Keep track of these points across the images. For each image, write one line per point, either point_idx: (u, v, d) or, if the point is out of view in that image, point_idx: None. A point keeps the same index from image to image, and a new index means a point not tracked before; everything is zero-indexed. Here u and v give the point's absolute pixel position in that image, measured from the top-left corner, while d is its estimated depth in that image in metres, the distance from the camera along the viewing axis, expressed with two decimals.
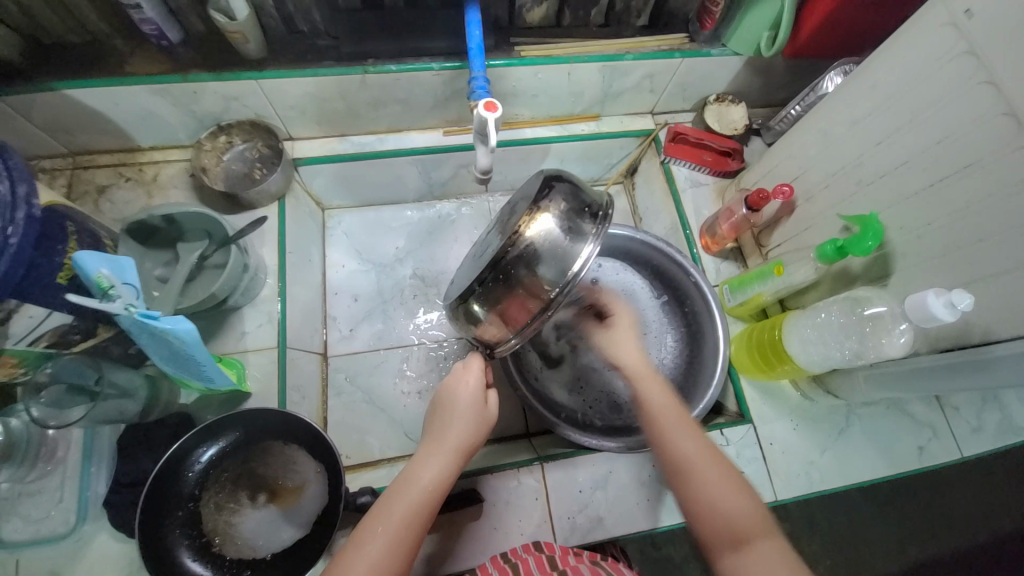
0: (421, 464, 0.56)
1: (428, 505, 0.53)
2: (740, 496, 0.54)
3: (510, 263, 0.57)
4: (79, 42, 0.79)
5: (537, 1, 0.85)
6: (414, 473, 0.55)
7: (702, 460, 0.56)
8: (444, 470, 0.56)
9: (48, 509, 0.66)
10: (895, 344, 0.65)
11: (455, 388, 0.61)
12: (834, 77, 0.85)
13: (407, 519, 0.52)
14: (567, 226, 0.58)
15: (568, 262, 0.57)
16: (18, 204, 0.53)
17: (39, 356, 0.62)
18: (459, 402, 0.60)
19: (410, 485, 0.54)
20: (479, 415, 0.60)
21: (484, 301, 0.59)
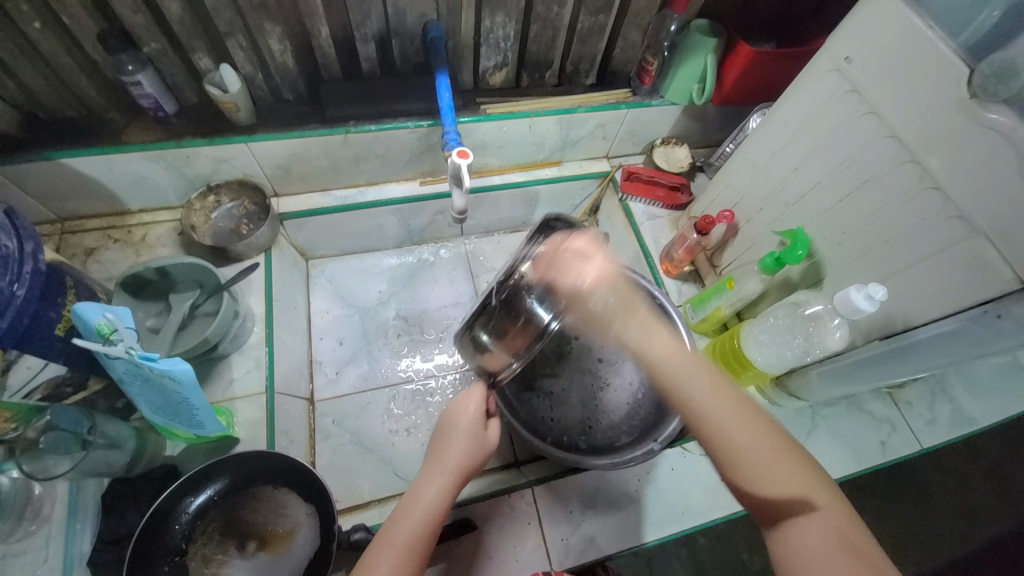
0: (424, 487, 0.58)
1: (427, 529, 0.55)
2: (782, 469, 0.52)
3: (511, 297, 0.64)
4: (74, 116, 0.85)
5: (497, 67, 0.98)
6: (417, 494, 0.57)
7: (745, 430, 0.54)
8: (443, 491, 0.58)
9: (35, 569, 0.64)
10: (834, 338, 0.74)
11: (456, 412, 0.64)
12: (756, 118, 1.00)
13: (412, 538, 0.54)
14: (561, 261, 0.63)
15: (560, 293, 0.64)
16: (26, 259, 0.57)
17: (31, 410, 0.63)
18: (462, 423, 0.63)
19: (413, 506, 0.57)
20: (481, 442, 0.63)
21: (490, 330, 0.67)
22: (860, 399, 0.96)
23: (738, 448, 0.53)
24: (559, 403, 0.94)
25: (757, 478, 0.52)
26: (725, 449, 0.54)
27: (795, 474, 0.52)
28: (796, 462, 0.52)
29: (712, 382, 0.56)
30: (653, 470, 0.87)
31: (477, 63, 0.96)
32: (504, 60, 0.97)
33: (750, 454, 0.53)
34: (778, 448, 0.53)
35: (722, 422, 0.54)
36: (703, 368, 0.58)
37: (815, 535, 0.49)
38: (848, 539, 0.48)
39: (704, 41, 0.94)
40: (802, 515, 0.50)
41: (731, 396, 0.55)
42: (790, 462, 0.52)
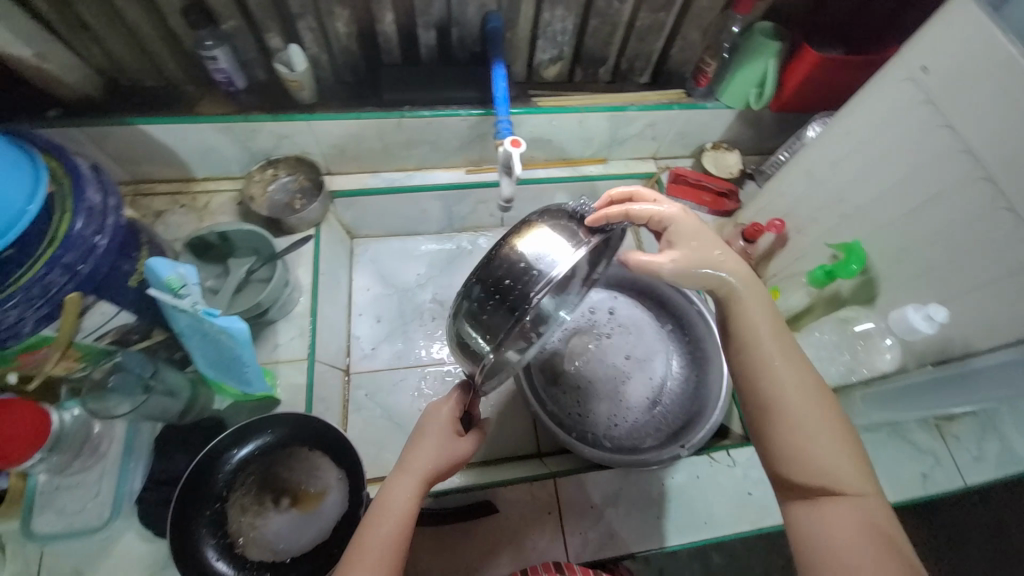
0: (395, 486, 0.60)
1: (398, 531, 0.57)
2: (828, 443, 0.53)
3: (497, 275, 0.56)
4: (154, 85, 0.91)
5: (552, 60, 0.98)
6: (389, 496, 0.59)
7: (798, 403, 0.55)
8: (412, 495, 0.59)
9: (86, 502, 0.71)
10: (884, 359, 0.76)
11: (429, 418, 0.65)
12: (815, 128, 0.96)
13: (387, 540, 0.57)
14: (558, 237, 0.56)
15: (552, 270, 0.55)
16: (110, 213, 0.61)
17: (101, 352, 0.68)
18: (435, 427, 0.64)
19: (384, 512, 0.58)
20: (455, 450, 0.63)
21: (471, 314, 0.58)
22: (903, 427, 0.92)
23: (793, 422, 0.54)
24: (587, 400, 0.94)
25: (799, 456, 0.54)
26: (777, 422, 0.55)
27: (838, 461, 0.53)
28: (841, 449, 0.53)
29: (785, 353, 0.57)
30: (678, 475, 0.86)
31: (532, 55, 0.97)
32: (560, 54, 0.97)
33: (800, 430, 0.54)
34: (826, 431, 0.54)
35: (783, 392, 0.55)
36: (775, 331, 0.59)
37: (843, 520, 0.51)
38: (878, 532, 0.50)
39: (768, 46, 0.91)
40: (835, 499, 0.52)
41: (799, 369, 0.56)
42: (835, 449, 0.53)
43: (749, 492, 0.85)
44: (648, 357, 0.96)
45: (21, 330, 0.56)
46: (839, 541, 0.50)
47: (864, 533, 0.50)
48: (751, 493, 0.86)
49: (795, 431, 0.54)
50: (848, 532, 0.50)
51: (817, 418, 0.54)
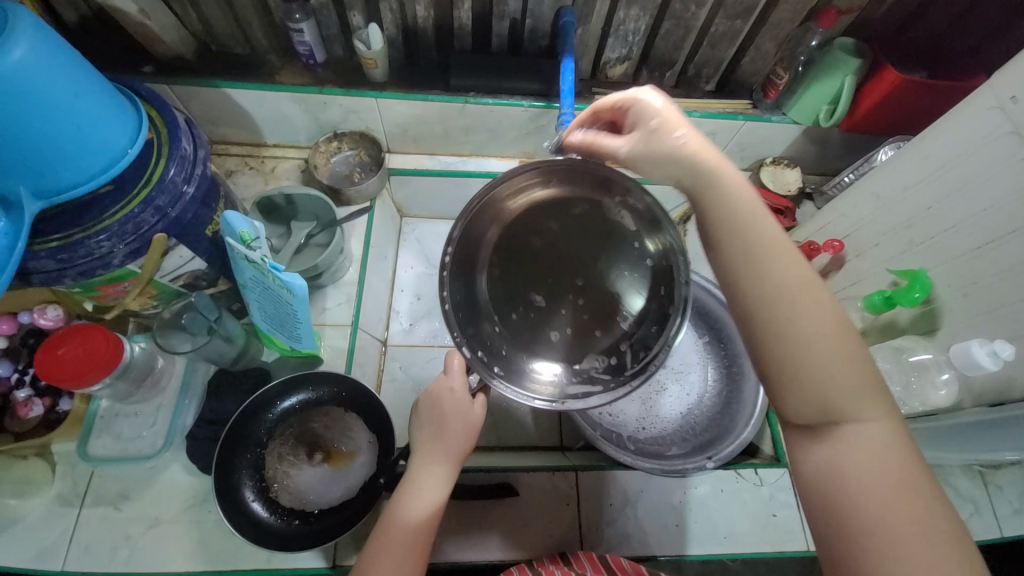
0: (425, 482, 0.60)
1: (419, 532, 0.58)
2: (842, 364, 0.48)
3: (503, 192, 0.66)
4: (239, 52, 0.97)
5: (620, 60, 0.99)
6: (405, 501, 0.59)
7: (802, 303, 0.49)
8: (432, 499, 0.59)
9: (142, 430, 0.78)
10: (939, 395, 0.73)
11: (441, 404, 0.63)
12: (888, 151, 0.95)
13: (407, 543, 0.57)
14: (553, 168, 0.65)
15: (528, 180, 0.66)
16: (198, 163, 0.66)
17: (172, 294, 0.74)
18: (446, 416, 0.62)
19: (402, 517, 0.58)
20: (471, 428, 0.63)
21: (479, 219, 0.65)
22: (945, 471, 0.87)
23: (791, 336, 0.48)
24: (614, 401, 0.94)
25: (800, 379, 0.47)
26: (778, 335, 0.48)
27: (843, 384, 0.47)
28: (852, 367, 0.48)
29: (775, 254, 0.51)
30: (701, 485, 0.85)
31: (600, 53, 0.98)
32: (628, 54, 0.97)
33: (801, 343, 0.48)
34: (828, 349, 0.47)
35: (774, 293, 0.49)
36: (763, 228, 0.52)
37: (854, 455, 0.46)
38: (893, 464, 0.46)
39: (846, 62, 0.89)
40: (843, 430, 0.47)
41: (790, 276, 0.49)
42: (838, 371, 0.47)
43: (773, 514, 0.84)
44: (681, 365, 0.95)
45: (111, 261, 0.61)
46: (860, 471, 0.46)
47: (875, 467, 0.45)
48: (775, 515, 0.84)
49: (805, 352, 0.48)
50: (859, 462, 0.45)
51: (820, 336, 0.47)
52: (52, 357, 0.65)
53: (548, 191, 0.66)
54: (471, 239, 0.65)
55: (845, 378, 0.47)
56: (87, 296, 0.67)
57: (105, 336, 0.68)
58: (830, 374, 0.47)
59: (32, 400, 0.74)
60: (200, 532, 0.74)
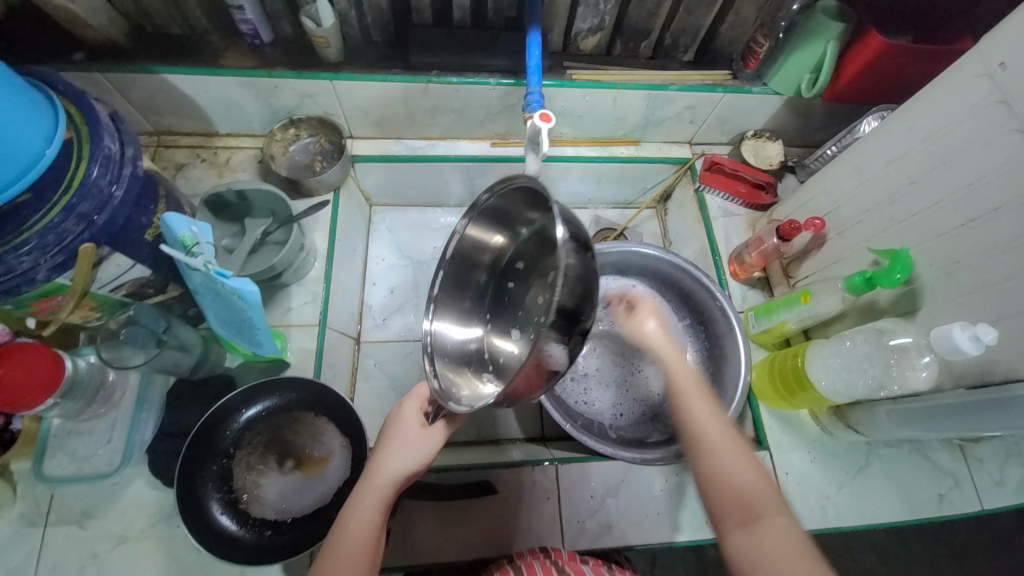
0: (361, 506, 0.58)
1: (365, 543, 0.56)
2: (739, 463, 0.54)
3: (468, 246, 0.68)
4: (178, 33, 0.88)
5: (591, 31, 0.92)
6: (354, 508, 0.58)
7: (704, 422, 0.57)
8: (376, 507, 0.58)
9: (97, 448, 0.74)
10: (919, 377, 0.70)
11: (400, 417, 0.65)
12: (871, 121, 0.91)
13: (354, 553, 0.55)
14: (496, 214, 0.66)
15: (485, 235, 0.68)
16: (127, 163, 0.60)
17: (115, 303, 0.69)
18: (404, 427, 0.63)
19: (351, 523, 0.57)
20: (417, 451, 0.62)
21: (462, 269, 0.69)
22: (926, 446, 0.87)
23: (718, 453, 0.55)
24: (592, 388, 0.92)
25: (721, 484, 0.53)
26: (705, 452, 0.55)
27: (761, 486, 0.52)
28: (750, 469, 0.54)
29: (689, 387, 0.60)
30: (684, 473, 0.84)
31: (571, 24, 0.91)
32: (600, 24, 0.91)
33: (725, 462, 0.54)
34: (744, 458, 0.54)
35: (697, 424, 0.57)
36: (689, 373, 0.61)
37: (778, 547, 0.48)
38: (802, 551, 0.48)
39: (831, 26, 0.84)
40: (765, 526, 0.50)
41: (709, 406, 0.58)
42: (751, 476, 0.53)
43: None
44: None
45: (35, 276, 0.56)
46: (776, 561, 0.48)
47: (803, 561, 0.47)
48: None
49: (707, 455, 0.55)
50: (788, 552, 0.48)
51: (734, 451, 0.55)
52: None
53: (504, 239, 0.68)
54: (459, 293, 0.69)
55: (758, 479, 0.53)
56: (21, 311, 0.62)
57: (53, 370, 0.65)
58: (734, 476, 0.53)
59: None
60: (171, 547, 0.72)
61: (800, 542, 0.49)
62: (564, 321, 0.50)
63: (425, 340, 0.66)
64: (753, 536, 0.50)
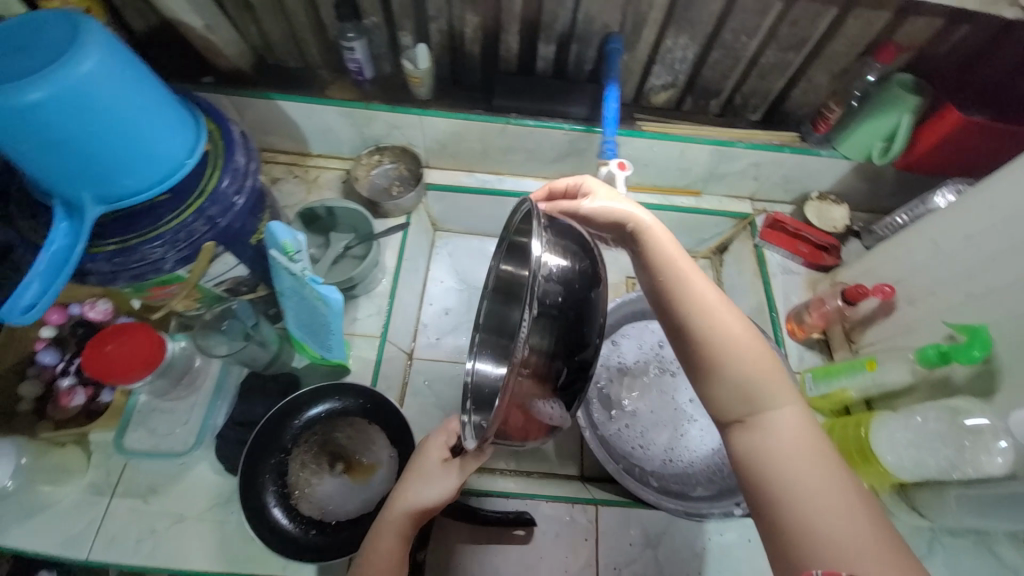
0: (384, 533, 0.61)
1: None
2: (746, 351, 0.56)
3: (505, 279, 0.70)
4: (293, 65, 1.00)
5: (664, 87, 0.98)
6: (376, 543, 0.61)
7: (704, 308, 0.58)
8: (396, 543, 0.61)
9: (175, 427, 0.81)
10: (993, 462, 0.64)
11: (426, 453, 0.66)
12: (947, 194, 0.89)
13: None
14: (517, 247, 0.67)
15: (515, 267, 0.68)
16: (250, 175, 0.68)
17: (215, 298, 0.77)
18: (429, 465, 0.65)
19: (374, 559, 0.60)
20: (442, 492, 0.63)
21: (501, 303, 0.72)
22: None
23: (722, 340, 0.56)
24: (646, 429, 0.91)
25: (727, 374, 0.55)
26: (711, 342, 0.56)
27: (764, 372, 0.55)
28: (754, 358, 0.56)
29: (682, 272, 0.60)
30: (727, 533, 0.81)
31: (645, 79, 0.97)
32: (673, 81, 0.97)
33: (726, 344, 0.56)
34: (745, 343, 0.57)
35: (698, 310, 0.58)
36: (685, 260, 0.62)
37: (783, 427, 0.52)
38: (802, 434, 0.51)
39: (905, 99, 0.86)
40: (771, 412, 0.53)
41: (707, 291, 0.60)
42: (761, 364, 0.55)
43: None
44: None
45: (162, 266, 0.63)
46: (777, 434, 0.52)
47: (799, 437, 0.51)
48: None
49: (710, 343, 0.57)
50: (796, 444, 0.51)
51: (737, 332, 0.57)
52: (98, 352, 0.68)
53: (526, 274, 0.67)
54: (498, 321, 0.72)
55: (765, 367, 0.55)
56: (139, 295, 0.70)
57: (150, 353, 0.70)
58: (739, 363, 0.55)
59: (74, 390, 0.79)
60: (222, 533, 0.76)
61: (801, 425, 0.52)
62: (539, 365, 0.56)
63: (467, 376, 0.67)
64: (755, 417, 0.53)
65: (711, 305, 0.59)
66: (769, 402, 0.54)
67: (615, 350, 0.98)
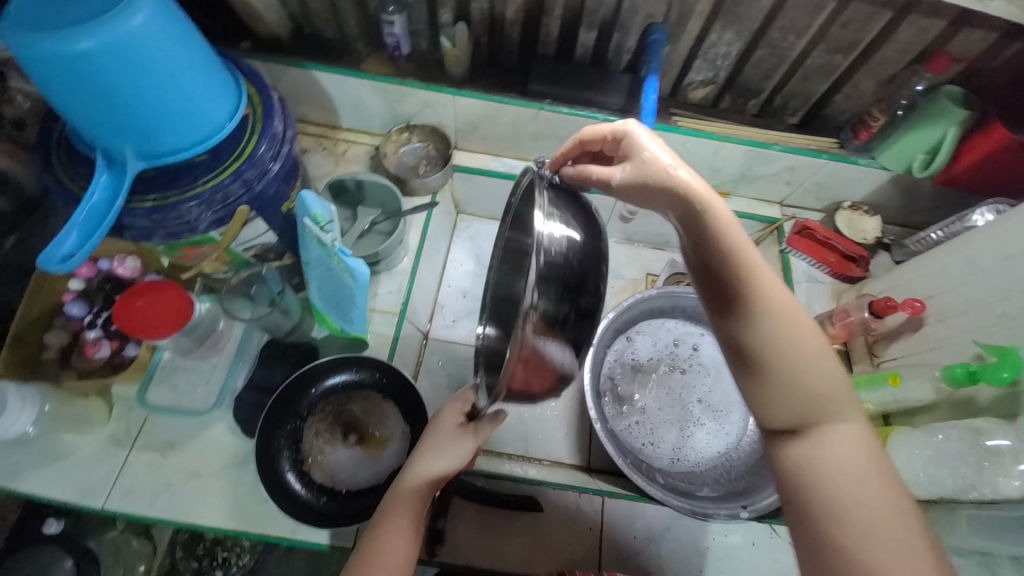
0: (402, 499, 0.62)
1: (402, 542, 0.59)
2: (813, 362, 0.50)
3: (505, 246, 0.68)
4: (330, 36, 1.00)
5: (703, 82, 0.96)
6: (392, 511, 0.61)
7: (774, 310, 0.50)
8: (411, 510, 0.61)
9: (197, 385, 0.82)
10: (1010, 484, 0.64)
11: (444, 420, 0.67)
12: (984, 214, 0.88)
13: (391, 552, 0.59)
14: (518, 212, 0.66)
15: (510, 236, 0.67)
16: (286, 142, 0.68)
17: (242, 262, 0.78)
18: (446, 431, 0.65)
19: (389, 526, 0.60)
20: (460, 454, 0.63)
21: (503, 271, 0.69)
22: None
23: (787, 349, 0.50)
24: (656, 427, 0.92)
25: (788, 387, 0.49)
26: (776, 350, 0.49)
27: (829, 387, 0.50)
28: (820, 369, 0.50)
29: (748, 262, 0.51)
30: (731, 535, 0.81)
31: (684, 74, 0.95)
32: (714, 78, 0.95)
33: (790, 354, 0.50)
34: (812, 351, 0.50)
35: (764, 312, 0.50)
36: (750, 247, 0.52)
37: (848, 452, 0.47)
38: (866, 457, 0.47)
39: (953, 112, 0.83)
40: (833, 431, 0.48)
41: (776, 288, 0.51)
42: (825, 374, 0.50)
43: None
44: (726, 408, 0.93)
45: (197, 226, 0.64)
46: (844, 461, 0.47)
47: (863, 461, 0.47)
48: None
49: (775, 353, 0.50)
50: (859, 471, 0.47)
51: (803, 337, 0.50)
52: (130, 309, 0.69)
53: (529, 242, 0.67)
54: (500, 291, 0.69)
55: (830, 378, 0.50)
56: (172, 254, 0.72)
57: (179, 311, 0.71)
58: (805, 376, 0.49)
59: (100, 342, 0.80)
60: (236, 493, 0.77)
61: (864, 446, 0.48)
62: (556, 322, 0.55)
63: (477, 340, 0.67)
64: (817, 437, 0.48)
65: (776, 305, 0.50)
66: (831, 415, 0.49)
67: (628, 345, 0.98)
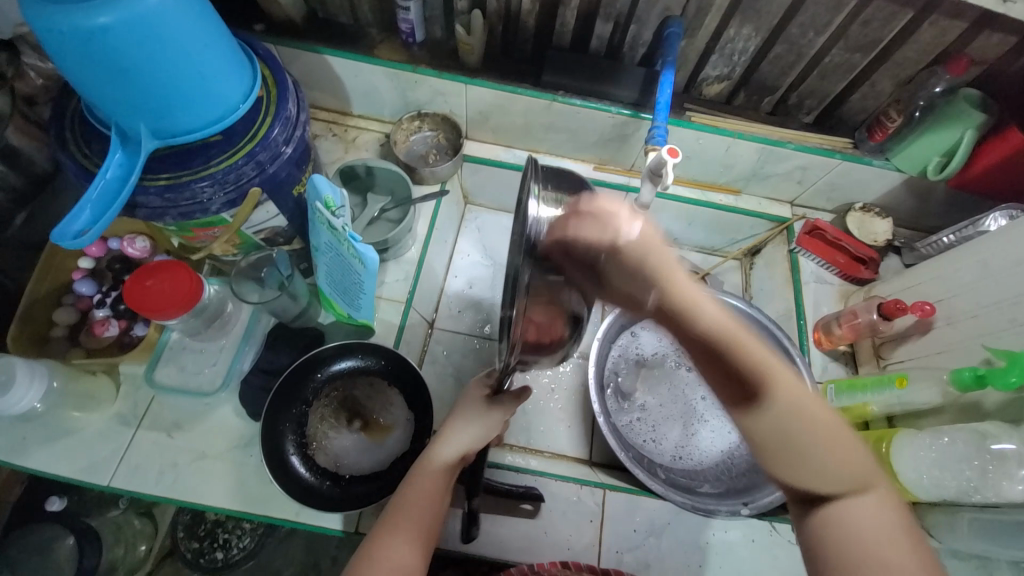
0: (430, 471, 0.65)
1: (431, 512, 0.63)
2: (830, 438, 0.52)
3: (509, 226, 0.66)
4: (344, 21, 0.99)
5: (719, 78, 0.95)
6: (422, 488, 0.63)
7: (782, 391, 0.53)
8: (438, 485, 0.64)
9: (203, 367, 0.83)
10: (1015, 488, 0.64)
11: (469, 398, 0.70)
12: (996, 219, 0.87)
13: (420, 523, 0.62)
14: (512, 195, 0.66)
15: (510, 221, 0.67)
16: (299, 126, 0.68)
17: (252, 245, 0.78)
18: (472, 408, 0.68)
19: (419, 499, 0.63)
20: (490, 424, 0.67)
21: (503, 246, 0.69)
22: None
23: (801, 428, 0.52)
24: (658, 423, 0.92)
25: (809, 464, 0.52)
26: (792, 432, 0.52)
27: (849, 461, 0.52)
28: (836, 443, 0.52)
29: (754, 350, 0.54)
30: (731, 531, 0.81)
31: (699, 69, 0.94)
32: (729, 73, 0.94)
33: (806, 435, 0.52)
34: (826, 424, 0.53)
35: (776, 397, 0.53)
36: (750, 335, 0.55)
37: (872, 519, 0.50)
38: (889, 523, 0.50)
39: (970, 115, 0.83)
40: (853, 500, 0.51)
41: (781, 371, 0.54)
42: (842, 445, 0.53)
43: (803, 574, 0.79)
44: None
45: (209, 207, 0.64)
46: (872, 527, 0.50)
47: (889, 528, 0.50)
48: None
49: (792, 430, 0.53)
50: (885, 535, 0.49)
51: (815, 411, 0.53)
52: (140, 288, 0.69)
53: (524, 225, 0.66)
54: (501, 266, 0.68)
55: (848, 450, 0.53)
56: (181, 235, 0.72)
57: (188, 289, 0.71)
58: (823, 454, 0.52)
59: (109, 322, 0.81)
60: (240, 474, 0.78)
61: (889, 512, 0.51)
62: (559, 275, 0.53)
63: None
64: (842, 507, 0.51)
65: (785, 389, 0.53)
66: (852, 484, 0.52)
67: (632, 341, 0.98)
